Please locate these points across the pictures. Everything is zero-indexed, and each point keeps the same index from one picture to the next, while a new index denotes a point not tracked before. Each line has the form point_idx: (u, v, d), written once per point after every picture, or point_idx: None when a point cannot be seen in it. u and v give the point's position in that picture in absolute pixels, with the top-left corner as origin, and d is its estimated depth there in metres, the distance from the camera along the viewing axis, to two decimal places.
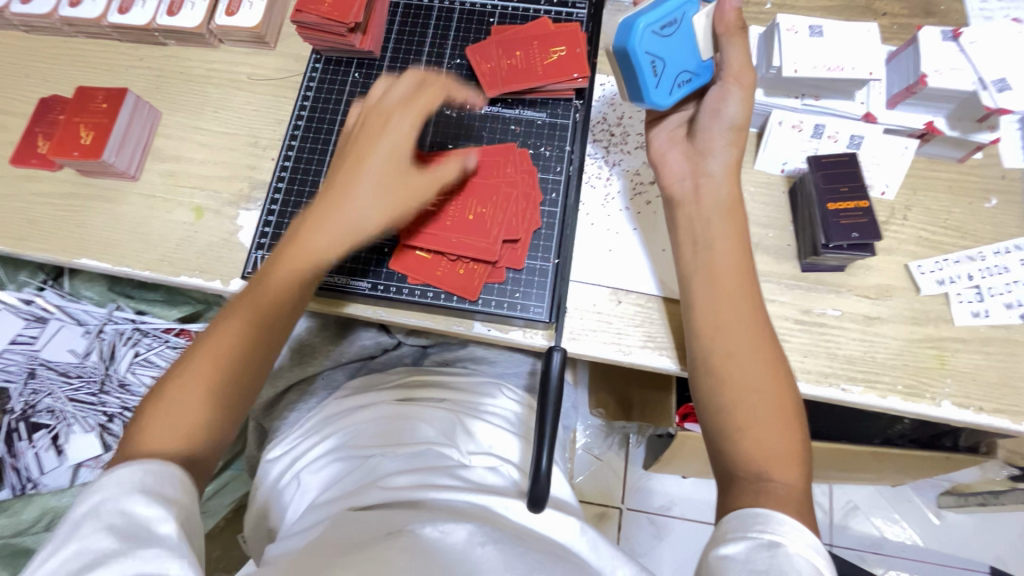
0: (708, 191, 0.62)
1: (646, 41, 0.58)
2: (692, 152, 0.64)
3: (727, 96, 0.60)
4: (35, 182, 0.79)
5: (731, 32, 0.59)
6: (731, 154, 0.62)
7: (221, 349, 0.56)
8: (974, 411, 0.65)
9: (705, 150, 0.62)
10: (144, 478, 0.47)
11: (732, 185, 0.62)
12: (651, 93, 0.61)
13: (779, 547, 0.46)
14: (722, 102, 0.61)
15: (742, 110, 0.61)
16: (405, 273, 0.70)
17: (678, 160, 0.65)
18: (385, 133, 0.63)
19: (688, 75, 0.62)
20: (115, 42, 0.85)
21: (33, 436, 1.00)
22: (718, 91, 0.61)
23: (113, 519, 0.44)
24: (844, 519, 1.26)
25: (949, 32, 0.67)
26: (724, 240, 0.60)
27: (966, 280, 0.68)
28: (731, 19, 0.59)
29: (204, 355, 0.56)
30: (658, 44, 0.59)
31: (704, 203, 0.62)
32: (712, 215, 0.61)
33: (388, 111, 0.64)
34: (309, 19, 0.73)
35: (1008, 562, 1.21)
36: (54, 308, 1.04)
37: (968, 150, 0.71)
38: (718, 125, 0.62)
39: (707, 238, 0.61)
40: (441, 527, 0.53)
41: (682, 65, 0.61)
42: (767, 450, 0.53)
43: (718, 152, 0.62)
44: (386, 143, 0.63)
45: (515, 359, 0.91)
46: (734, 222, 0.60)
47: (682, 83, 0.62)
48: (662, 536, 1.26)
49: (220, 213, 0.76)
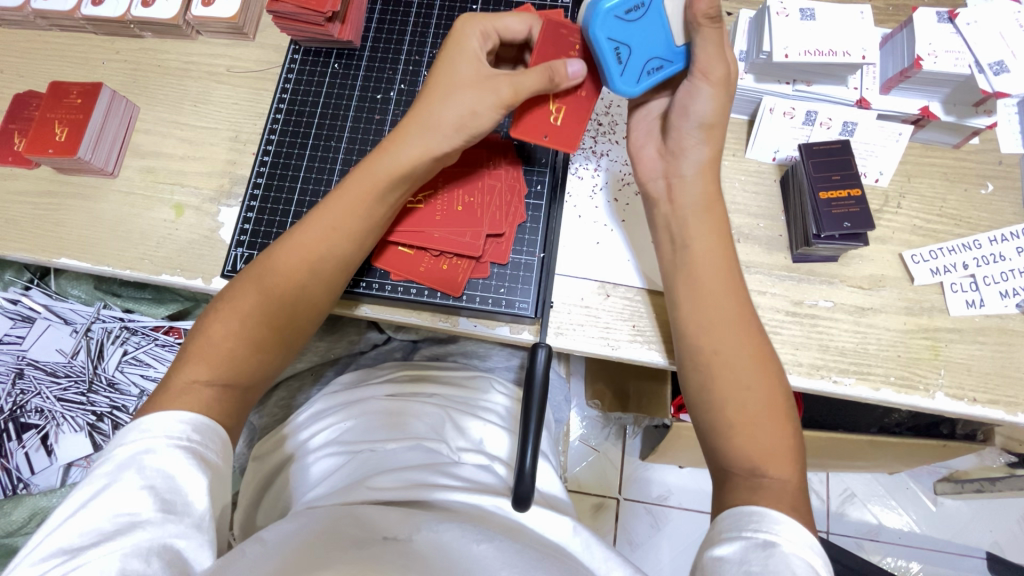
0: (682, 190, 0.60)
1: (609, 26, 0.56)
2: (666, 149, 0.62)
3: (697, 92, 0.57)
4: (11, 181, 0.78)
5: (701, 20, 0.54)
6: (706, 152, 0.60)
7: (219, 352, 0.56)
8: (968, 402, 0.64)
9: (677, 150, 0.61)
10: (191, 434, 0.51)
11: (708, 181, 0.60)
12: (616, 82, 0.58)
13: (774, 547, 0.45)
14: (692, 99, 0.58)
15: (713, 108, 0.58)
16: (387, 270, 0.69)
17: (652, 156, 0.63)
18: (391, 152, 0.61)
19: (660, 62, 0.58)
20: (91, 35, 0.83)
21: (22, 436, 1.01)
22: (689, 88, 0.58)
23: (155, 481, 0.47)
24: (840, 507, 1.25)
25: (945, 13, 0.65)
26: (702, 238, 0.59)
27: (961, 269, 0.67)
28: (704, 7, 0.53)
29: (200, 357, 0.56)
30: (623, 30, 0.56)
31: (677, 203, 0.60)
32: (686, 215, 0.60)
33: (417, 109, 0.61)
34: (285, 8, 0.71)
35: (1004, 548, 1.21)
36: (41, 307, 1.03)
37: (965, 135, 0.69)
38: (688, 123, 0.59)
39: (683, 237, 0.59)
40: (435, 529, 0.53)
41: (650, 50, 0.57)
42: (759, 445, 0.52)
43: (690, 152, 0.60)
44: (392, 160, 0.60)
45: (505, 353, 0.89)
46: (711, 218, 0.59)
47: (653, 71, 0.58)
48: (659, 526, 1.26)
49: (201, 210, 0.75)
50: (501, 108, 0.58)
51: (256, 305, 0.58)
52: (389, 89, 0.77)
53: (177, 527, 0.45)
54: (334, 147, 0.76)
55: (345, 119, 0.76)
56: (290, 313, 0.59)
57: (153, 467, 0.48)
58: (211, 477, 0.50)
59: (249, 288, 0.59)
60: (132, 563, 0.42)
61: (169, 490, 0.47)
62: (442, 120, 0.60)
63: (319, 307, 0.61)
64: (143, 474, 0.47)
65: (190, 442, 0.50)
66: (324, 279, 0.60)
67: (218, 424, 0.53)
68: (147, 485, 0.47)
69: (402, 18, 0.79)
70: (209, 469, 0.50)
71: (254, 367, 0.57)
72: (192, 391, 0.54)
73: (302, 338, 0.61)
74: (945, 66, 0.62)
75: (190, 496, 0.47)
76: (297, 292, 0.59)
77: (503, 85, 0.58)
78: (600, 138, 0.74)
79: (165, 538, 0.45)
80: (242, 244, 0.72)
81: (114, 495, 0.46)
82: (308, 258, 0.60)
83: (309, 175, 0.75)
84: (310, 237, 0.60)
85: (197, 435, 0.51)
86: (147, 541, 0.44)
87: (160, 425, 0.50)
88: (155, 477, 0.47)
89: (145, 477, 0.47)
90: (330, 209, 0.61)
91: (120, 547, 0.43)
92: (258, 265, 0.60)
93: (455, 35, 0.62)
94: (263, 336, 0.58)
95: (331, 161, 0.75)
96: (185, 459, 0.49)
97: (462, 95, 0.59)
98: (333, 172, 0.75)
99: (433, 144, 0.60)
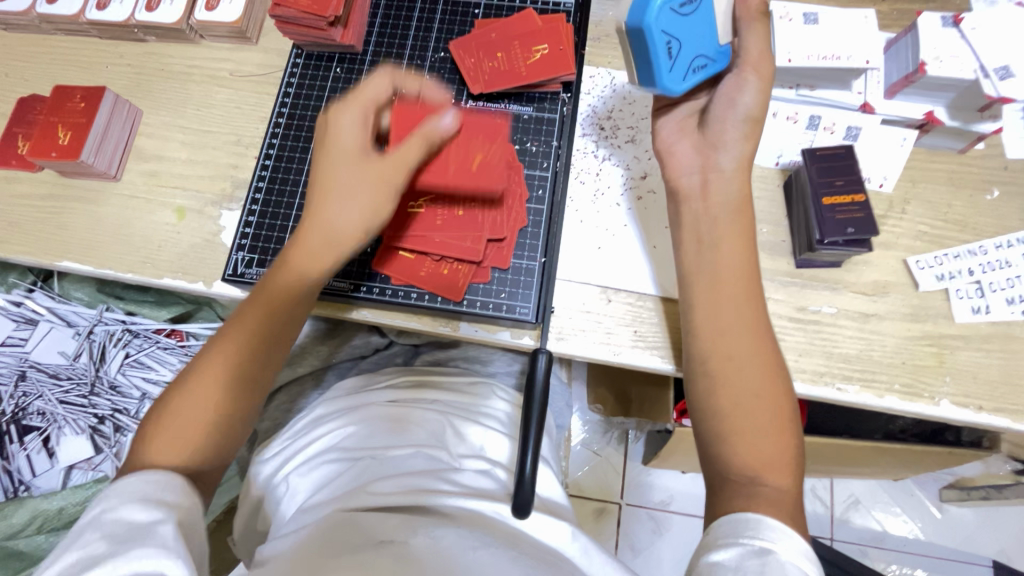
0: (718, 187, 0.59)
1: (663, 19, 0.53)
2: (703, 143, 0.61)
3: (744, 85, 0.58)
4: (15, 184, 0.78)
5: (751, 16, 0.58)
6: (745, 148, 0.59)
7: (183, 423, 0.54)
8: (975, 410, 0.63)
9: (716, 143, 0.60)
10: (147, 487, 0.48)
11: (743, 181, 0.60)
12: (666, 78, 0.56)
13: (770, 555, 0.44)
14: (738, 92, 0.58)
15: (758, 101, 0.58)
16: (387, 273, 0.69)
17: (687, 152, 0.62)
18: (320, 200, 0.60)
19: (704, 60, 0.58)
20: (95, 39, 0.84)
21: (23, 439, 1.01)
22: (735, 81, 0.58)
23: (113, 528, 0.45)
24: (845, 513, 1.24)
25: (950, 18, 0.64)
26: (728, 238, 0.58)
27: (967, 275, 0.66)
28: (752, 3, 0.58)
29: (165, 431, 0.53)
30: (676, 23, 0.54)
31: (711, 201, 0.60)
32: (717, 213, 0.59)
33: (344, 149, 0.60)
34: (288, 12, 0.71)
35: (1011, 556, 1.20)
36: (44, 310, 1.03)
37: (970, 140, 0.69)
38: (733, 114, 0.59)
39: (713, 236, 0.59)
40: (433, 534, 0.52)
41: (698, 47, 0.57)
42: (759, 453, 0.52)
43: (730, 145, 0.59)
44: (320, 211, 0.60)
45: (507, 358, 0.89)
46: (742, 219, 0.59)
47: (698, 68, 0.58)
48: (661, 532, 1.25)
49: (202, 213, 0.75)
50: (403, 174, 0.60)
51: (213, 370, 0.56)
52: None
53: (142, 554, 0.43)
54: None
55: None
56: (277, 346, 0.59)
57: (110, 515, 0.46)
58: (175, 516, 0.47)
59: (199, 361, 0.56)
60: None
61: (130, 534, 0.44)
62: (360, 171, 0.60)
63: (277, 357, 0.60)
64: (100, 526, 0.45)
65: (144, 491, 0.48)
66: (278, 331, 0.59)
67: (187, 464, 0.51)
68: (105, 533, 0.44)
69: (404, 22, 0.79)
70: (171, 506, 0.48)
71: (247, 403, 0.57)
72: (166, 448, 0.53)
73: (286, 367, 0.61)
74: (949, 71, 0.62)
75: (151, 528, 0.45)
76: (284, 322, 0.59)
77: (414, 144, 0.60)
78: (602, 142, 0.74)
79: (133, 570, 0.42)
80: (243, 248, 0.72)
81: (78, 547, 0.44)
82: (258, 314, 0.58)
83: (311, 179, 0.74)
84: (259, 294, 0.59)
85: (152, 483, 0.49)
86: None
87: (115, 488, 0.48)
88: (115, 522, 0.45)
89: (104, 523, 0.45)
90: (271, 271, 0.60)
91: None
92: (214, 336, 0.58)
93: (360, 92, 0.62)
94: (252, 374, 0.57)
95: None
96: (140, 504, 0.47)
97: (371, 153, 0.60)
98: None
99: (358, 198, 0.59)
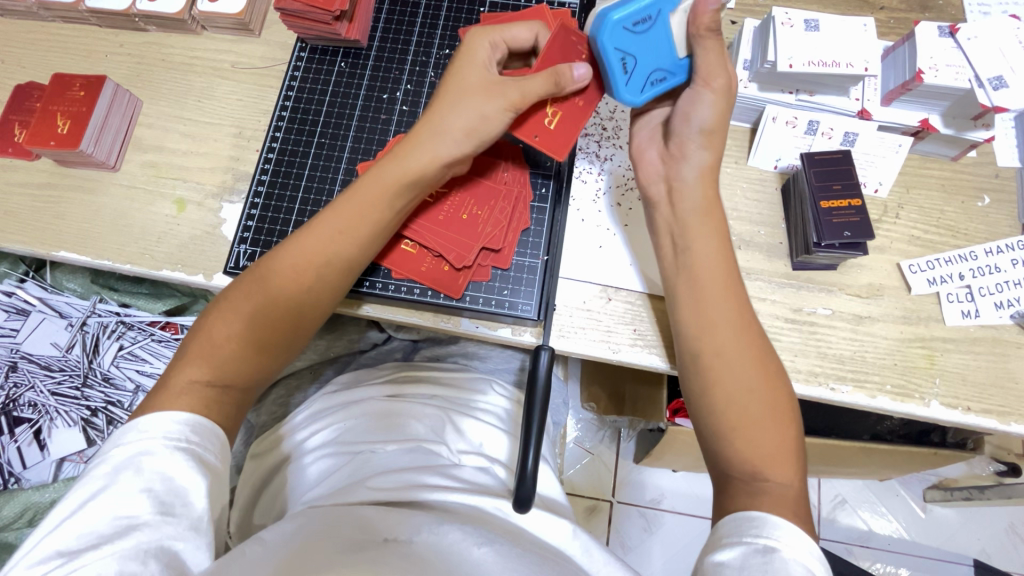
0: (682, 195, 0.60)
1: (616, 37, 0.57)
2: (667, 154, 0.62)
3: (699, 100, 0.58)
4: (11, 173, 0.77)
5: (702, 33, 0.56)
6: (707, 157, 0.60)
7: (219, 353, 0.56)
8: (963, 411, 0.65)
9: (678, 155, 0.61)
10: (190, 436, 0.50)
11: (708, 188, 0.60)
12: (621, 91, 0.59)
13: (775, 553, 0.45)
14: (693, 106, 0.59)
15: (714, 113, 0.58)
16: (389, 268, 0.69)
17: (654, 159, 0.64)
18: (399, 159, 0.61)
19: (664, 74, 0.59)
20: (95, 28, 0.83)
21: (14, 430, 1.01)
22: (690, 95, 0.59)
23: (153, 484, 0.47)
24: (831, 512, 1.27)
25: (946, 28, 0.66)
26: (703, 240, 0.59)
27: (957, 280, 0.68)
28: (705, 20, 0.55)
29: (199, 357, 0.55)
30: (630, 41, 0.57)
31: (677, 208, 0.61)
32: (686, 220, 0.60)
33: (469, 51, 0.62)
34: (293, 6, 0.72)
35: (991, 556, 1.23)
36: (36, 300, 1.02)
37: (962, 148, 0.70)
38: (689, 128, 0.60)
39: (685, 240, 0.60)
40: (435, 531, 0.52)
41: (656, 62, 0.59)
42: (761, 450, 0.52)
43: (692, 156, 0.60)
44: (403, 166, 0.60)
45: (505, 354, 0.89)
46: (712, 223, 0.60)
47: (656, 82, 0.60)
48: (652, 529, 1.26)
49: (203, 205, 0.75)
50: (508, 112, 0.59)
51: (250, 301, 0.58)
52: (395, 89, 0.77)
53: (174, 529, 0.45)
54: (340, 144, 0.76)
55: (350, 119, 0.76)
56: (294, 325, 0.59)
57: (154, 469, 0.47)
58: (211, 480, 0.49)
59: (213, 319, 0.58)
60: (130, 564, 0.42)
61: (170, 493, 0.47)
62: (450, 127, 0.60)
63: (322, 309, 0.61)
64: (141, 476, 0.47)
65: (189, 443, 0.50)
66: (326, 280, 0.60)
67: (217, 425, 0.53)
68: (145, 487, 0.46)
69: (410, 19, 0.79)
70: (209, 471, 0.49)
71: (256, 366, 0.57)
72: (187, 391, 0.53)
73: (299, 344, 0.61)
74: (945, 80, 0.63)
75: (189, 498, 0.47)
76: (304, 294, 0.59)
77: (510, 90, 0.59)
78: (605, 142, 0.74)
79: (162, 540, 0.44)
80: (245, 241, 0.72)
81: (112, 497, 0.45)
82: (313, 260, 0.59)
83: (314, 174, 0.74)
84: (316, 239, 0.60)
85: (196, 437, 0.50)
86: (145, 543, 0.43)
87: (157, 425, 0.50)
88: (154, 480, 0.47)
89: (144, 480, 0.47)
90: (336, 212, 0.60)
91: (117, 549, 0.43)
92: (258, 267, 0.60)
93: (467, 45, 0.62)
94: (263, 336, 0.58)
95: (336, 160, 0.75)
96: (185, 461, 0.48)
97: (471, 101, 0.59)
98: (338, 171, 0.75)
99: (444, 152, 0.60)
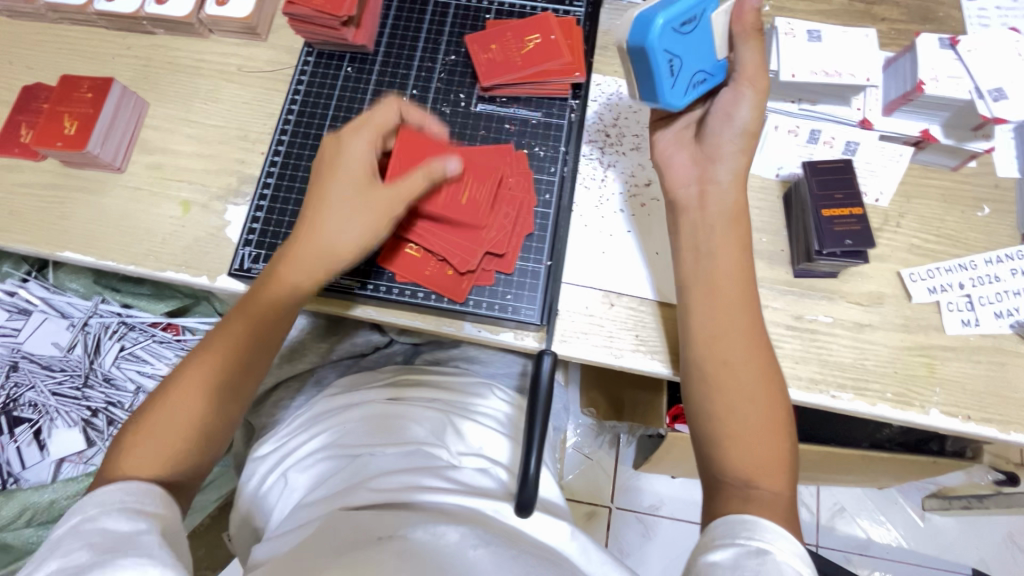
0: (715, 197, 0.61)
1: (667, 39, 0.56)
2: (700, 154, 0.62)
3: (740, 99, 0.59)
4: (18, 173, 0.77)
5: (748, 32, 0.58)
6: (741, 162, 0.60)
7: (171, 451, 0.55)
8: (963, 420, 0.65)
9: (713, 156, 0.61)
10: (122, 497, 0.49)
11: (738, 193, 0.61)
12: (667, 95, 0.59)
13: (768, 555, 0.45)
14: (734, 106, 0.59)
15: (753, 116, 0.59)
16: (393, 272, 0.70)
17: (683, 162, 0.63)
18: (308, 241, 0.62)
19: (705, 75, 0.60)
20: (103, 30, 0.83)
21: (14, 429, 1.00)
22: (731, 95, 0.59)
23: (93, 536, 0.45)
24: (830, 520, 1.27)
25: (946, 40, 0.67)
26: (725, 248, 0.59)
27: (957, 289, 0.68)
28: (750, 19, 0.57)
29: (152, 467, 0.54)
30: (676, 43, 0.57)
31: (708, 210, 0.61)
32: (713, 223, 0.60)
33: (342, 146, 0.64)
34: (301, 11, 0.72)
35: (989, 564, 1.23)
36: (38, 300, 1.04)
37: (963, 158, 0.71)
38: (729, 130, 0.60)
39: (710, 246, 0.60)
40: (432, 530, 0.52)
41: (698, 63, 0.59)
42: (754, 458, 0.53)
43: (726, 159, 0.60)
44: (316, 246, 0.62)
45: (506, 359, 0.90)
46: (737, 229, 0.60)
47: (699, 81, 0.61)
48: (651, 536, 1.26)
49: (207, 207, 0.75)
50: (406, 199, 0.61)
51: (189, 398, 0.57)
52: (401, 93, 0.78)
53: (126, 556, 0.43)
54: None
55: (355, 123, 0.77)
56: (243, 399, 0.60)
57: (94, 525, 0.46)
58: (155, 523, 0.48)
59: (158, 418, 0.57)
60: None
61: (115, 535, 0.45)
62: (350, 214, 0.62)
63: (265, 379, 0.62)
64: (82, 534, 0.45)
65: (123, 502, 0.49)
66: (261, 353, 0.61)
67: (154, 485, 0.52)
68: (85, 542, 0.45)
69: (416, 24, 0.80)
70: (148, 517, 0.48)
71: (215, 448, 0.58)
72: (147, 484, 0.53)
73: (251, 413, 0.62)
74: (946, 91, 0.64)
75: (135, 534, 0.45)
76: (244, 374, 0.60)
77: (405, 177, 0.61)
78: (608, 150, 0.75)
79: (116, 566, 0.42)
80: (250, 243, 0.72)
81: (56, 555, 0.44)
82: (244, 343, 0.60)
83: None
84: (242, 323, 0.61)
85: (129, 497, 0.50)
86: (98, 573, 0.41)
87: (91, 500, 0.49)
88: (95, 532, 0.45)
89: (86, 535, 0.45)
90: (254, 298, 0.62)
91: None
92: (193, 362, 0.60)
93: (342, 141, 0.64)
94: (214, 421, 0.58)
95: None
96: (123, 514, 0.47)
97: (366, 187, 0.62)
98: None
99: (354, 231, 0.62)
